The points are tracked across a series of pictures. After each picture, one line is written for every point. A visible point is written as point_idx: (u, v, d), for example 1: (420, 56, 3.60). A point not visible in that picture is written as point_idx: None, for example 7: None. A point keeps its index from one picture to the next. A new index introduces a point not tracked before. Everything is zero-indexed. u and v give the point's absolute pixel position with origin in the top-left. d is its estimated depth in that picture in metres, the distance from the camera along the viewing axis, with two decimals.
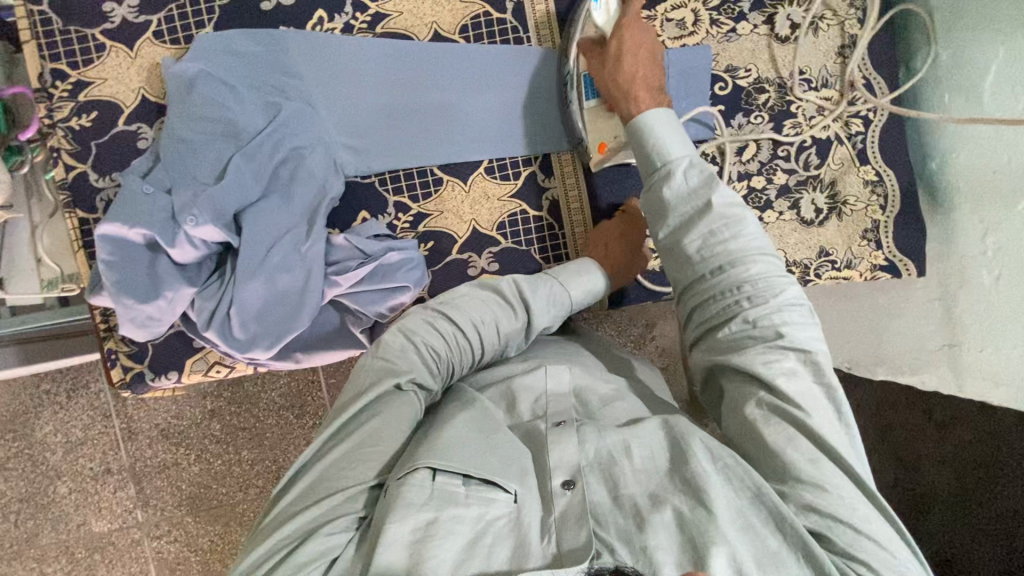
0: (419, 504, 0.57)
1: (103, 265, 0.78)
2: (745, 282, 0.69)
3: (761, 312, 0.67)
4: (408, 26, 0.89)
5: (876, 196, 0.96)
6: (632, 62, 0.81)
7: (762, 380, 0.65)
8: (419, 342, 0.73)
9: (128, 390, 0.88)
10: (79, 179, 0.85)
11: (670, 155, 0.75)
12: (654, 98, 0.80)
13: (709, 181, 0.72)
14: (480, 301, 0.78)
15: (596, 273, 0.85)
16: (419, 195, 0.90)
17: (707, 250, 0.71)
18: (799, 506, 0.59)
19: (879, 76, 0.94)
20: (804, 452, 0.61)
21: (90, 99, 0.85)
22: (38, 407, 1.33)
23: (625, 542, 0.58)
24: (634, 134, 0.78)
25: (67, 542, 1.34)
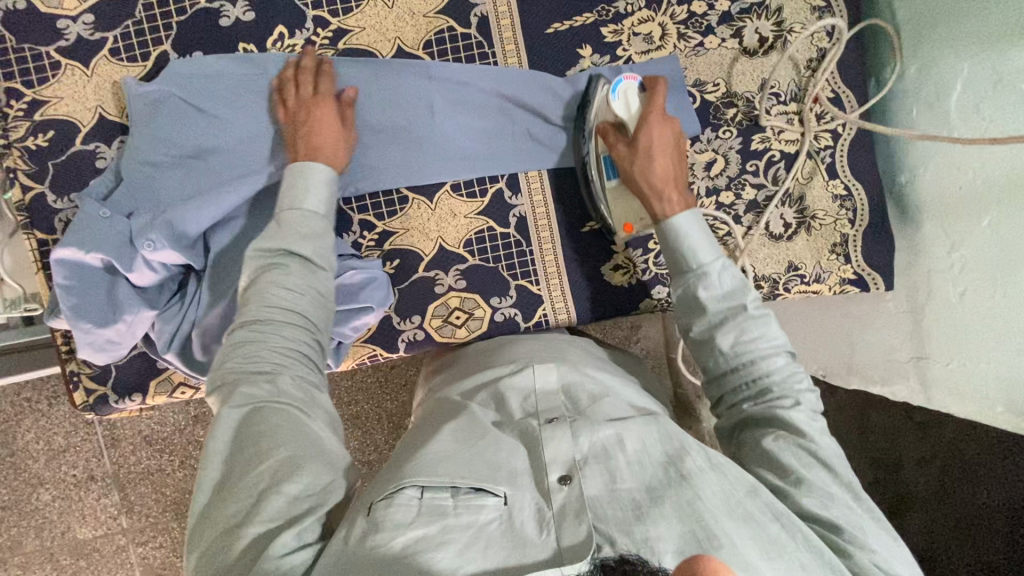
0: (407, 523, 0.57)
1: (59, 290, 0.77)
2: (771, 365, 0.70)
3: (783, 386, 0.69)
4: (371, 42, 0.88)
5: (845, 210, 0.96)
6: (661, 158, 0.80)
7: (779, 423, 0.67)
8: (237, 365, 0.65)
9: (91, 411, 0.87)
10: (37, 200, 0.84)
11: (701, 258, 0.75)
12: (682, 194, 0.80)
13: (741, 284, 0.74)
14: (253, 281, 0.70)
15: (304, 166, 0.75)
16: (385, 213, 0.90)
17: (740, 346, 0.71)
18: (813, 501, 0.62)
19: (848, 90, 0.95)
20: (819, 475, 0.63)
21: (45, 118, 0.84)
22: (17, 415, 1.31)
23: (624, 533, 0.57)
24: (666, 236, 0.78)
25: (52, 548, 1.34)
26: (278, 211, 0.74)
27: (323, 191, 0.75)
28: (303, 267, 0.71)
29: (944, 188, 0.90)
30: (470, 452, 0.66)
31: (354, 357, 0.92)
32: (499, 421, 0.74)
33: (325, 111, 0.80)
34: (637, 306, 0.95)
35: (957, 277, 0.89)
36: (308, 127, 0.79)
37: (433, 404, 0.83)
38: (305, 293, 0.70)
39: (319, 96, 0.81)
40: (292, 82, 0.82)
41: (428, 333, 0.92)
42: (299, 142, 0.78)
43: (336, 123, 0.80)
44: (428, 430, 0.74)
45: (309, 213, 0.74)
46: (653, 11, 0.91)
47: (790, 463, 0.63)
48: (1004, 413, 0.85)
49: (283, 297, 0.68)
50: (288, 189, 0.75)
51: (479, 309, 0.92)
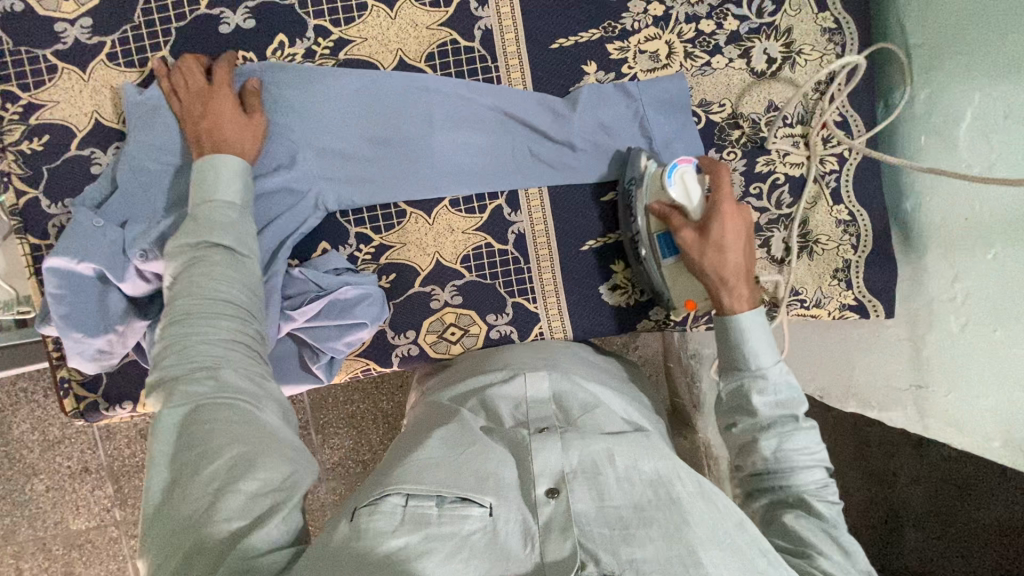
0: (391, 532, 0.57)
1: (51, 298, 0.76)
2: (811, 473, 0.69)
3: (817, 485, 0.69)
4: (373, 52, 0.86)
5: (848, 235, 0.95)
6: (732, 251, 0.77)
7: (807, 510, 0.67)
8: (173, 365, 0.61)
9: (82, 418, 0.87)
10: (31, 204, 0.83)
11: (760, 363, 0.73)
12: (751, 288, 0.78)
13: (794, 397, 0.72)
14: (178, 277, 0.66)
15: (215, 160, 0.73)
16: (382, 227, 0.89)
17: (785, 450, 0.70)
18: (829, 564, 0.61)
19: (856, 114, 0.93)
20: (835, 555, 0.62)
21: (41, 122, 0.82)
22: (11, 405, 1.31)
23: (609, 552, 0.58)
24: (722, 327, 0.76)
25: (44, 539, 1.34)
26: (194, 207, 0.71)
27: (235, 184, 0.73)
28: (230, 256, 0.67)
29: (948, 218, 0.89)
30: (458, 461, 0.66)
31: (347, 370, 0.92)
32: (489, 429, 0.74)
33: (226, 105, 0.78)
34: (635, 326, 0.94)
35: (959, 309, 0.88)
36: (211, 126, 0.77)
37: (424, 409, 0.83)
38: (238, 283, 0.66)
39: (215, 91, 0.79)
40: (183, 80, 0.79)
41: (422, 348, 0.92)
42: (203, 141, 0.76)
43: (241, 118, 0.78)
44: (418, 435, 0.74)
45: (228, 203, 0.71)
46: (661, 28, 0.90)
47: (813, 541, 0.63)
48: (1002, 449, 0.85)
49: (212, 288, 0.64)
50: (201, 189, 0.72)
51: (474, 326, 0.92)
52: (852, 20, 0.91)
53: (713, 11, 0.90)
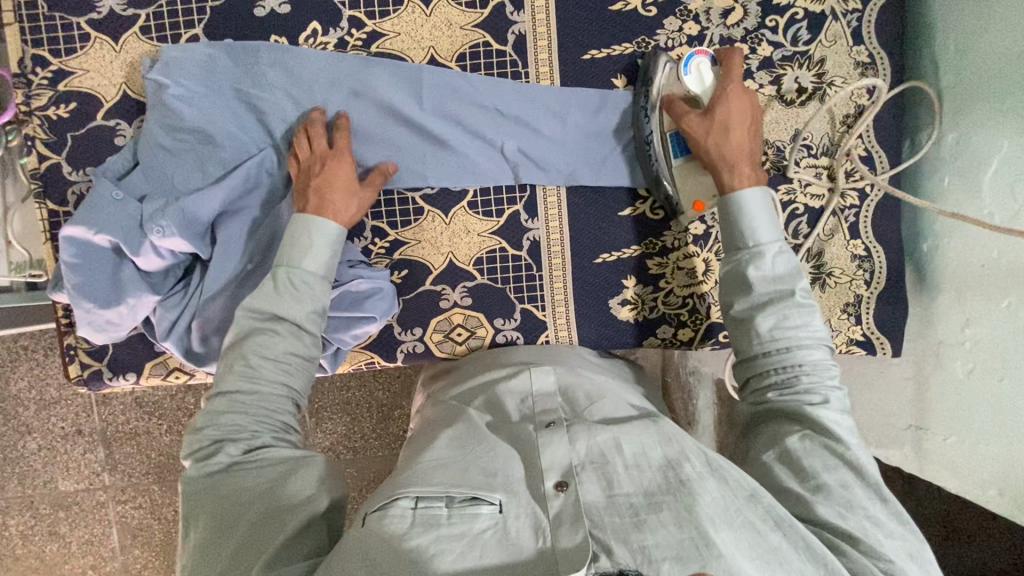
0: (404, 533, 0.58)
1: (66, 267, 0.77)
2: (806, 366, 0.71)
3: (814, 386, 0.71)
4: (404, 48, 0.86)
5: (862, 270, 0.95)
6: (736, 134, 0.79)
7: (807, 418, 0.69)
8: (221, 422, 0.67)
9: (84, 386, 0.87)
10: (52, 170, 0.83)
11: (761, 238, 0.76)
12: (753, 169, 0.79)
13: (795, 271, 0.74)
14: (241, 341, 0.70)
15: (303, 223, 0.75)
16: (398, 222, 0.89)
17: (779, 331, 0.72)
18: (829, 509, 0.64)
19: (881, 151, 0.93)
20: (840, 476, 0.65)
21: (69, 89, 0.83)
22: (11, 362, 1.32)
23: (622, 541, 0.58)
24: (728, 212, 0.78)
25: (31, 497, 1.35)
26: (276, 270, 0.73)
27: (322, 252, 0.75)
28: (291, 329, 0.71)
29: (964, 263, 0.89)
30: (465, 460, 0.67)
31: (351, 362, 0.92)
32: (495, 428, 0.75)
33: (341, 165, 0.79)
34: (641, 342, 0.94)
35: (968, 354, 0.88)
36: (320, 183, 0.77)
37: (433, 411, 0.84)
38: (292, 353, 0.71)
39: (335, 151, 0.80)
40: (305, 136, 0.81)
41: (428, 346, 0.92)
42: (309, 195, 0.77)
43: (354, 181, 0.80)
44: (426, 436, 0.76)
45: (313, 276, 0.74)
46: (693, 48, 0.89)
47: (812, 469, 0.66)
48: (997, 497, 0.86)
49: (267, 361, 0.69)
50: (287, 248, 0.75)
51: (481, 328, 0.92)
52: (885, 56, 0.91)
53: (748, 35, 0.90)
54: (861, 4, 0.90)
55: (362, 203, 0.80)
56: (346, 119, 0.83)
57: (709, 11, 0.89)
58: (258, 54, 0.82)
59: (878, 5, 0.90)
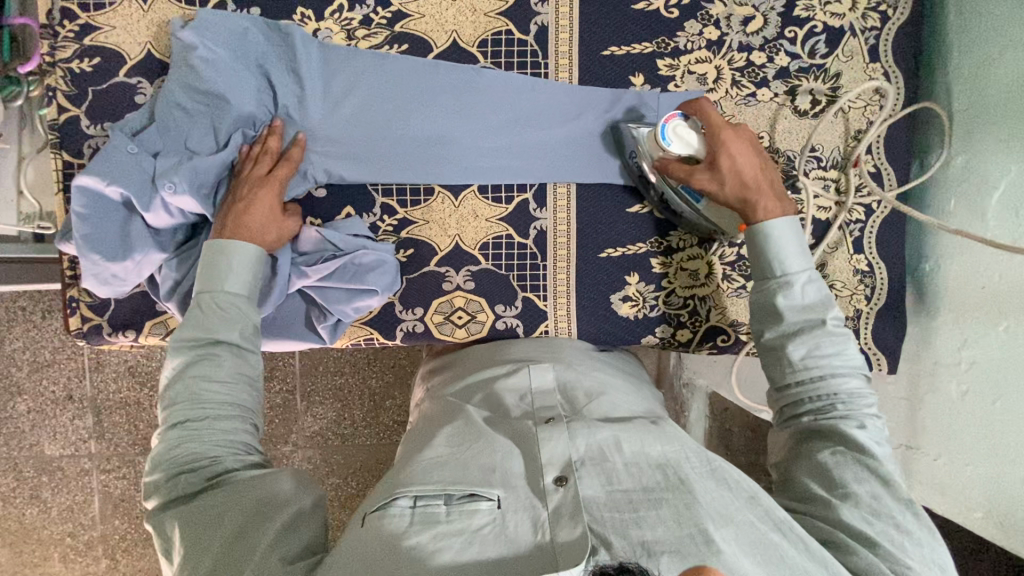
0: (403, 532, 0.59)
1: (76, 217, 0.77)
2: (841, 392, 0.72)
3: (851, 408, 0.72)
4: (427, 30, 0.88)
5: (863, 286, 0.95)
6: (747, 168, 0.79)
7: (841, 438, 0.70)
8: (179, 454, 0.67)
9: (84, 339, 0.87)
10: (70, 123, 0.84)
11: (790, 267, 0.77)
12: (778, 197, 0.80)
13: (824, 300, 0.76)
14: (181, 373, 0.70)
15: (224, 247, 0.75)
16: (408, 202, 0.89)
17: (812, 358, 0.74)
18: (854, 513, 0.66)
19: (890, 168, 0.94)
20: (870, 487, 0.67)
21: (94, 44, 0.84)
22: (8, 322, 1.32)
23: (620, 535, 0.58)
24: (754, 242, 0.79)
25: (16, 459, 1.34)
26: (197, 295, 0.73)
27: (244, 274, 0.75)
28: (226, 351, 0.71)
29: (965, 285, 0.89)
30: (464, 457, 0.68)
31: (350, 337, 0.92)
32: (493, 421, 0.75)
33: (266, 197, 0.79)
34: (639, 340, 0.95)
35: (962, 376, 0.89)
36: (246, 210, 0.78)
37: (432, 407, 0.84)
38: (233, 371, 0.71)
39: (270, 178, 0.80)
40: (252, 159, 0.81)
41: (427, 327, 0.92)
42: (230, 222, 0.77)
43: (276, 211, 0.80)
44: (426, 432, 0.76)
45: (236, 296, 0.74)
46: (712, 53, 0.91)
47: (843, 478, 0.68)
48: (982, 520, 0.87)
49: (207, 388, 0.69)
50: (209, 274, 0.75)
51: (482, 313, 0.92)
52: (900, 75, 0.92)
53: (767, 44, 0.91)
54: (879, 22, 0.92)
55: (276, 234, 0.80)
56: (299, 149, 0.82)
57: (730, 17, 0.90)
58: (287, 27, 0.84)
59: (896, 25, 0.92)
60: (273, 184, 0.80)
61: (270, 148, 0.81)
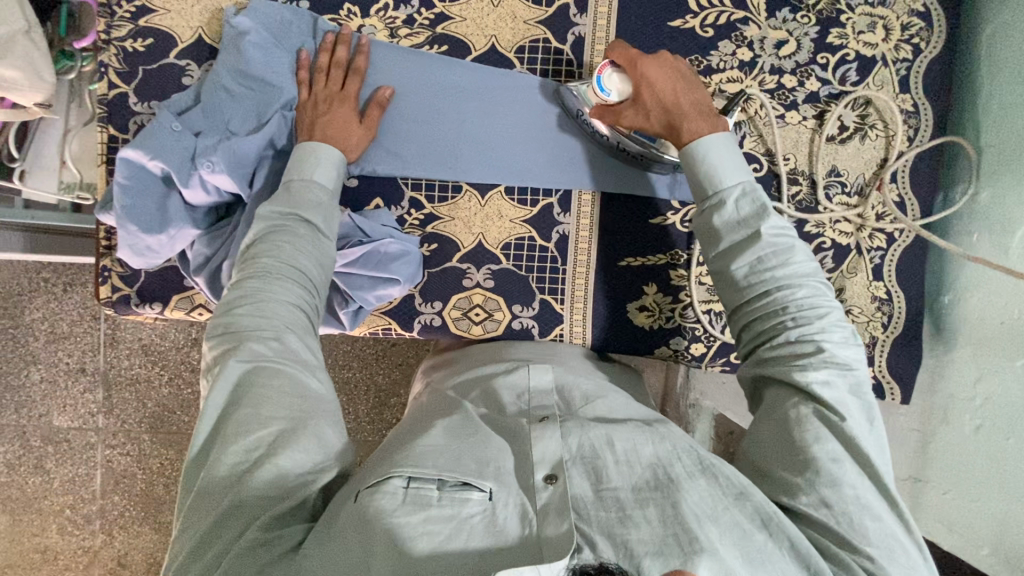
0: (393, 509, 0.59)
1: (118, 187, 0.80)
2: (790, 305, 0.71)
3: (803, 331, 0.70)
4: (468, 33, 0.90)
5: (881, 313, 0.95)
6: (667, 93, 0.81)
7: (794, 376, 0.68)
8: (248, 313, 0.68)
9: (111, 308, 0.89)
10: (118, 99, 0.87)
11: (722, 183, 0.77)
12: (708, 117, 0.80)
13: (759, 211, 0.74)
14: (263, 235, 0.75)
15: (312, 146, 0.81)
16: (435, 197, 0.91)
17: (754, 274, 0.73)
18: (810, 504, 0.63)
19: (915, 198, 0.94)
20: (831, 448, 0.64)
21: (148, 25, 0.87)
22: (30, 292, 1.36)
23: (606, 535, 0.59)
24: (688, 163, 0.79)
25: (25, 427, 1.37)
26: (290, 179, 0.80)
27: (331, 170, 0.81)
28: (299, 279, 0.73)
29: (986, 321, 0.90)
30: (461, 447, 0.68)
31: (368, 325, 0.93)
32: (490, 419, 0.76)
33: (343, 109, 0.83)
34: (653, 350, 0.95)
35: (976, 411, 0.90)
36: (324, 118, 0.83)
37: (428, 399, 0.84)
38: (299, 310, 0.72)
39: (344, 91, 0.84)
40: (324, 72, 0.85)
41: (444, 321, 0.93)
42: (307, 130, 0.83)
43: (352, 121, 0.84)
44: (423, 423, 0.76)
45: (325, 188, 0.80)
46: (744, 73, 0.92)
47: (801, 437, 0.65)
48: (989, 557, 0.87)
49: (281, 312, 0.70)
50: (298, 163, 0.81)
51: (499, 312, 0.93)
52: (929, 108, 0.94)
53: (798, 68, 0.92)
54: (911, 54, 0.93)
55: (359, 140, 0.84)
56: (364, 58, 0.86)
57: (764, 40, 0.92)
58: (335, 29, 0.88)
59: (927, 59, 0.93)
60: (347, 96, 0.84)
61: (340, 59, 0.85)
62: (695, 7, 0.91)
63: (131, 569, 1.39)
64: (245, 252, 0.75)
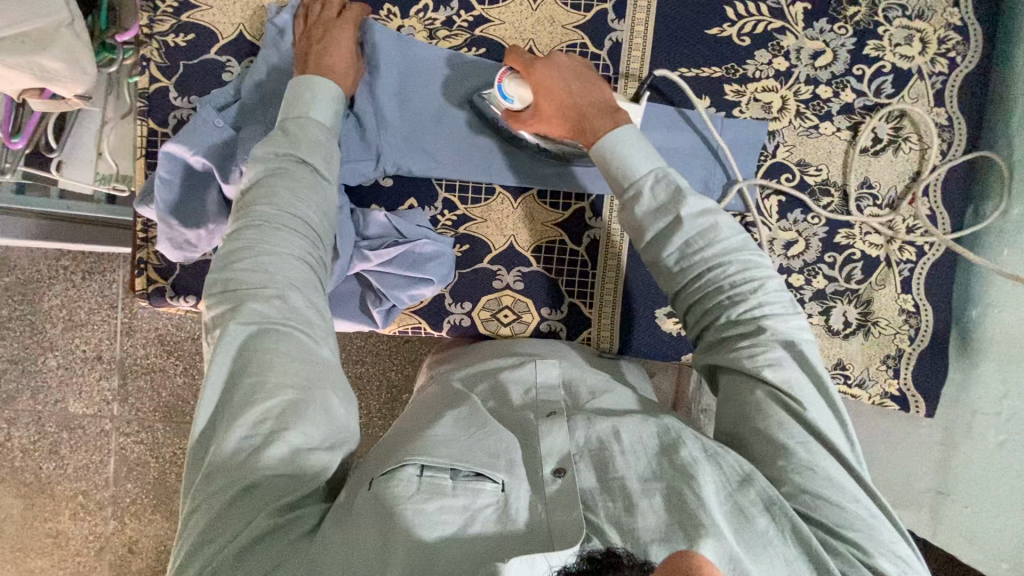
0: (409, 497, 0.60)
1: (160, 181, 0.81)
2: (727, 285, 0.71)
3: (741, 311, 0.70)
4: (506, 36, 0.91)
5: (908, 326, 0.96)
6: (566, 95, 0.81)
7: (739, 361, 0.69)
8: (248, 269, 0.67)
9: (146, 300, 0.90)
10: (159, 93, 0.88)
11: (635, 174, 0.76)
12: (613, 116, 0.80)
13: (674, 194, 0.74)
14: (257, 183, 0.73)
15: (310, 80, 0.79)
16: (469, 198, 0.92)
17: (689, 256, 0.73)
18: (789, 488, 0.63)
19: (946, 211, 0.94)
20: (789, 428, 0.65)
21: (191, 21, 0.88)
22: (49, 278, 1.37)
23: (614, 524, 0.60)
24: (600, 158, 0.79)
25: (40, 413, 1.39)
26: (285, 119, 0.77)
27: (330, 107, 0.79)
28: (303, 230, 0.72)
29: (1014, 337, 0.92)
30: (469, 440, 0.67)
31: (399, 324, 0.94)
32: (499, 413, 0.75)
33: (342, 36, 0.83)
34: (680, 356, 0.96)
35: (1000, 427, 0.93)
36: (320, 45, 0.82)
37: (434, 389, 0.84)
38: (300, 263, 0.70)
39: (342, 21, 0.84)
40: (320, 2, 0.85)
41: (473, 322, 0.94)
42: (312, 61, 0.81)
43: (352, 53, 0.84)
44: (428, 415, 0.75)
45: (324, 128, 0.77)
46: (779, 83, 0.92)
47: (760, 421, 0.66)
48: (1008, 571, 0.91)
49: (280, 265, 0.68)
50: (293, 100, 0.78)
51: (528, 314, 0.94)
52: (963, 122, 0.94)
53: (834, 79, 0.93)
54: (947, 68, 0.93)
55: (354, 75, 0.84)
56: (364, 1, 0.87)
57: (801, 50, 0.92)
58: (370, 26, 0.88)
59: (963, 73, 0.93)
60: (346, 25, 0.84)
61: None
62: (733, 15, 0.91)
63: (142, 555, 1.40)
64: (242, 202, 0.73)
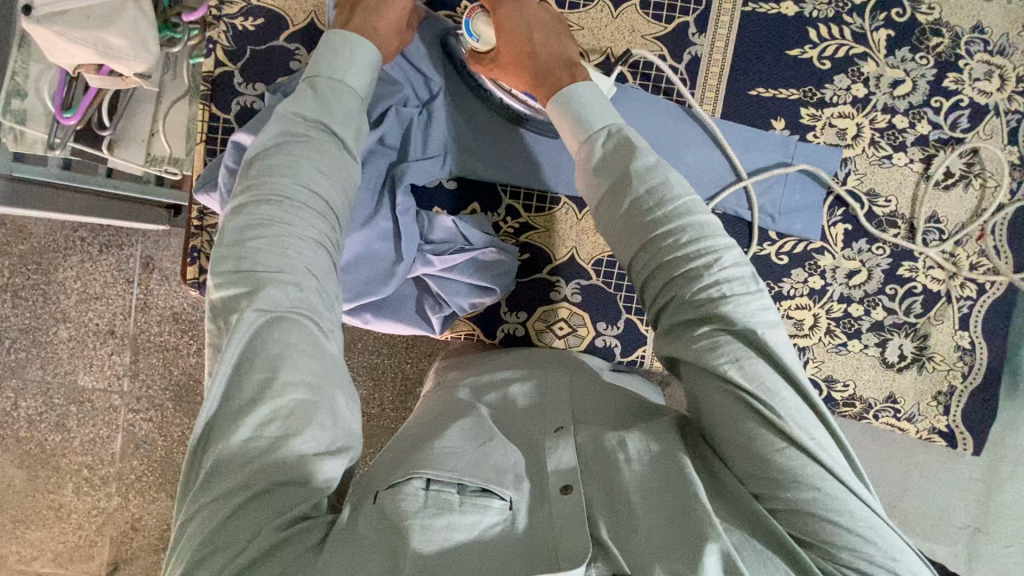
0: (413, 511, 0.56)
1: (226, 170, 0.79)
2: (678, 258, 0.63)
3: (696, 290, 0.62)
4: (583, 43, 0.89)
5: (962, 363, 0.95)
6: (522, 38, 0.77)
7: (695, 351, 0.61)
8: (260, 248, 0.61)
9: (198, 290, 0.88)
10: (224, 77, 0.85)
11: (588, 127, 0.70)
12: (572, 70, 0.76)
13: (629, 150, 0.67)
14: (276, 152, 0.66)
15: (352, 37, 0.72)
16: (533, 207, 0.90)
17: (639, 225, 0.65)
18: (774, 505, 0.57)
19: (1010, 250, 0.93)
20: (753, 431, 0.57)
21: (261, 4, 0.85)
22: (65, 249, 1.33)
23: (620, 547, 0.56)
24: (559, 110, 0.73)
25: (49, 384, 1.36)
26: (314, 77, 0.70)
27: (366, 74, 0.73)
28: (322, 211, 0.65)
29: None
30: (477, 453, 0.63)
31: (453, 331, 0.93)
32: (505, 425, 0.71)
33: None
34: None
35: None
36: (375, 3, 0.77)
37: (440, 397, 0.79)
38: (318, 247, 0.64)
39: None
40: None
41: (527, 332, 0.93)
42: (357, 15, 0.75)
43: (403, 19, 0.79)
44: (433, 424, 0.71)
45: (353, 98, 0.71)
46: (856, 109, 0.91)
47: (728, 425, 0.59)
48: None
49: (300, 250, 0.62)
50: (328, 57, 0.72)
51: (584, 328, 0.92)
52: None
53: (911, 109, 0.91)
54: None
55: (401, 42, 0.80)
56: None
57: (880, 77, 0.90)
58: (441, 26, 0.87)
59: None
60: None
61: None
62: (816, 37, 0.90)
63: (144, 533, 1.38)
64: (256, 168, 0.65)
